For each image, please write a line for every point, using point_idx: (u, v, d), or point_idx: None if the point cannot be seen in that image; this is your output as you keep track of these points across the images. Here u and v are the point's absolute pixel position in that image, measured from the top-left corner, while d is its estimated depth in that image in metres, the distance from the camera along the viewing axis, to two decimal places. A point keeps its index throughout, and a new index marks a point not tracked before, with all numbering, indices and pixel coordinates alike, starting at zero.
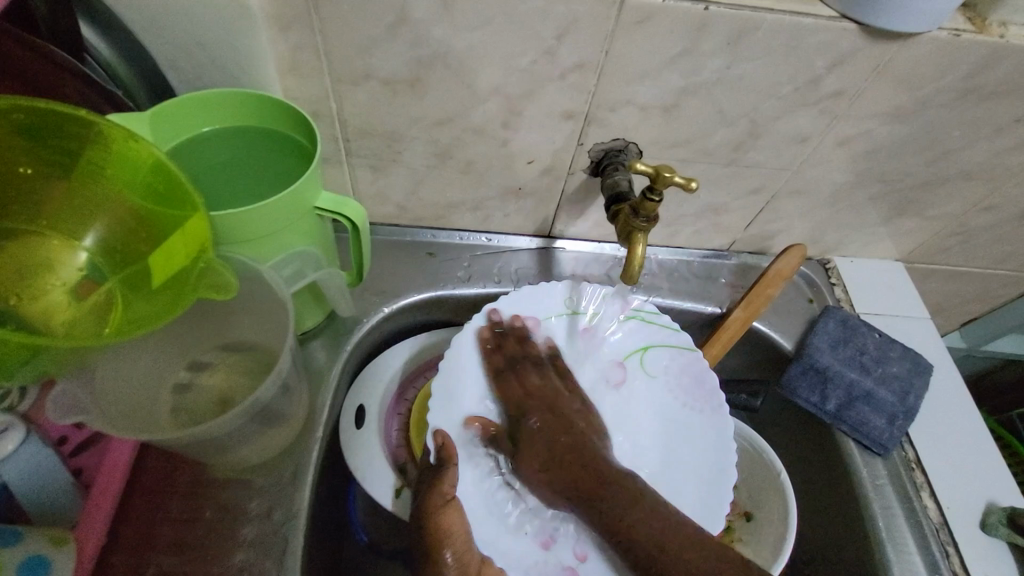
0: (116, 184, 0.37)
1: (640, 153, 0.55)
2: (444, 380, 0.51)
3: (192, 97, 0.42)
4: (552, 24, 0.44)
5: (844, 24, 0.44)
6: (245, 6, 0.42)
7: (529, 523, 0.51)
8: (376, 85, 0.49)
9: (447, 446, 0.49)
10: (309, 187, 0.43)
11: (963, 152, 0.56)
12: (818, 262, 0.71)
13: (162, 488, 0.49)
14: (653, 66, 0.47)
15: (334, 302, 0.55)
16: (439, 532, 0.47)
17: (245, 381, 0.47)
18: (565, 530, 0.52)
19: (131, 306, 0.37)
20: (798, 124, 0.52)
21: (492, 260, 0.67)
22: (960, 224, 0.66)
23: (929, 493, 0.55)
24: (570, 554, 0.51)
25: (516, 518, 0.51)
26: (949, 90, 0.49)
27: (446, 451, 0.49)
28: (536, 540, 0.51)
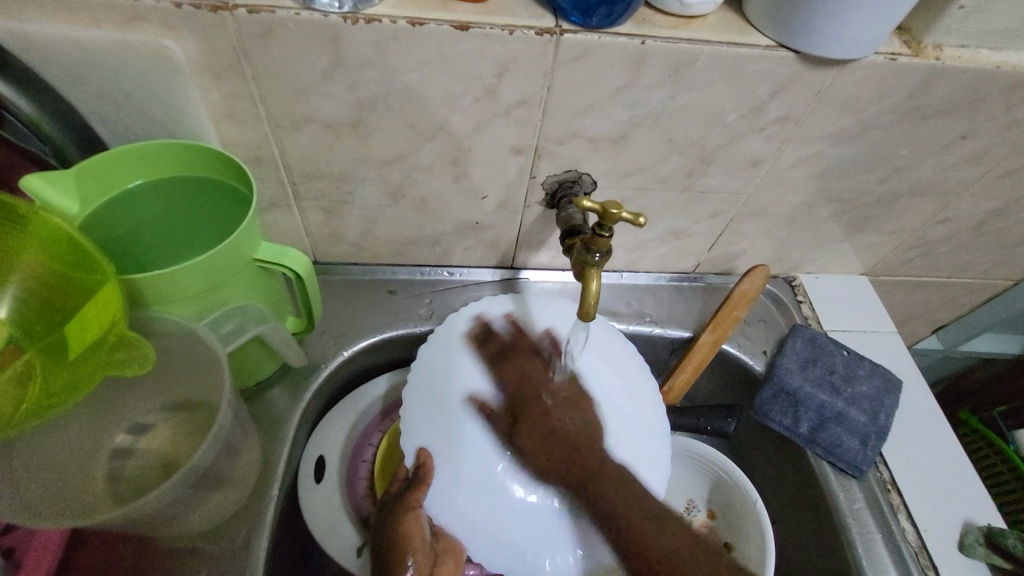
0: (27, 250, 0.35)
1: (594, 184, 0.55)
2: (440, 380, 0.50)
3: (118, 152, 0.41)
4: (491, 62, 0.44)
5: (781, 53, 0.44)
6: (173, 58, 0.41)
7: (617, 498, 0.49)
8: (318, 129, 0.48)
9: (426, 466, 0.47)
10: (245, 239, 0.41)
11: (913, 169, 0.56)
12: (783, 280, 0.71)
13: (100, 564, 0.46)
14: (598, 100, 0.47)
15: (285, 354, 0.53)
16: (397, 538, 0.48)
17: (186, 444, 0.44)
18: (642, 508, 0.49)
19: (48, 378, 0.35)
20: (749, 148, 0.52)
21: (455, 295, 0.65)
22: (919, 237, 0.66)
23: (906, 516, 0.54)
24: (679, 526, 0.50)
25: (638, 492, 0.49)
26: (894, 110, 0.50)
27: (424, 471, 0.47)
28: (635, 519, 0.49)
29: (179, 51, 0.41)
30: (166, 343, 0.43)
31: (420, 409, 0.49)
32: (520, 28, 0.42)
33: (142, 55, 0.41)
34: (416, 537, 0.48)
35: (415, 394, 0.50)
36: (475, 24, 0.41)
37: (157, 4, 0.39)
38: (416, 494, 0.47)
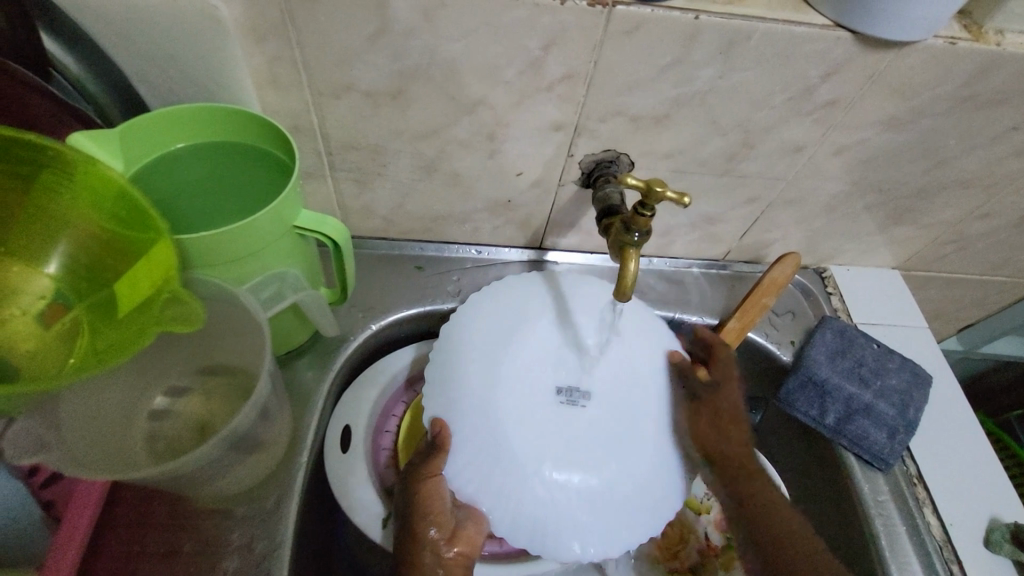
0: (77, 208, 0.35)
1: (632, 164, 0.54)
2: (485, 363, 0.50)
3: (164, 114, 0.41)
4: (538, 34, 0.43)
5: (837, 33, 0.43)
6: (219, 19, 0.41)
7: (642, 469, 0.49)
8: (358, 99, 0.47)
9: (443, 433, 0.48)
10: (288, 204, 0.41)
11: (960, 160, 0.55)
12: (814, 271, 0.70)
13: (138, 521, 0.47)
14: (644, 78, 0.46)
15: (318, 322, 0.53)
16: (420, 502, 0.48)
17: (223, 406, 0.45)
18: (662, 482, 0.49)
19: (97, 334, 0.36)
20: (792, 133, 0.51)
21: (482, 273, 0.65)
22: (957, 232, 0.65)
23: (931, 509, 0.54)
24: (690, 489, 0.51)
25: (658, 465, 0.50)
26: (947, 98, 0.48)
27: (442, 439, 0.47)
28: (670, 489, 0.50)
29: (226, 12, 0.41)
30: (207, 308, 0.43)
31: (463, 387, 0.49)
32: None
33: (189, 15, 0.40)
34: (437, 507, 0.48)
35: (448, 368, 0.50)
36: None
37: None
38: (434, 461, 0.47)
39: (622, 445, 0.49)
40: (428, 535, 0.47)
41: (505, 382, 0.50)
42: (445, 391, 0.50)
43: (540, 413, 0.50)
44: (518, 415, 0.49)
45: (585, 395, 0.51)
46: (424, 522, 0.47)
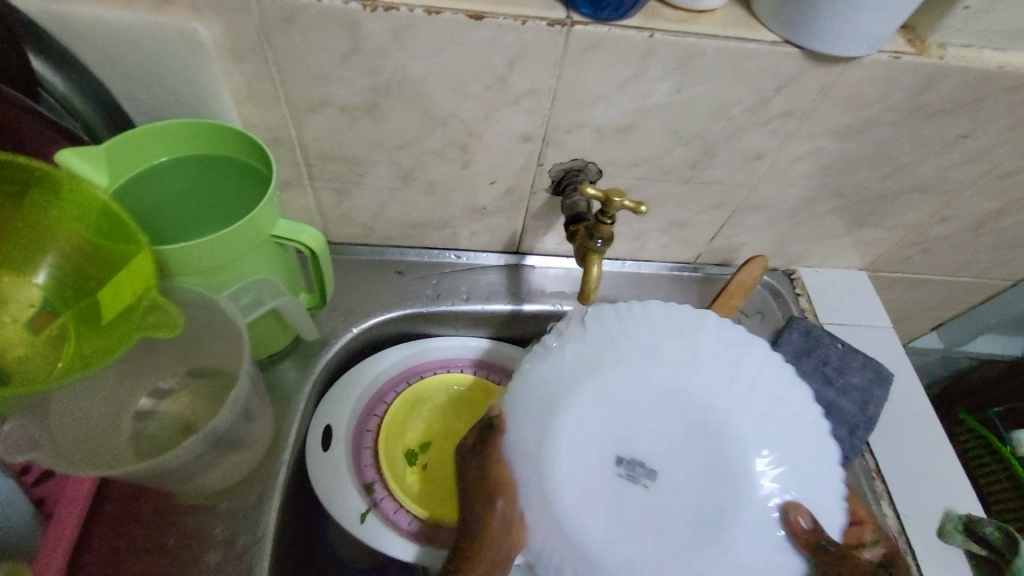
0: (62, 222, 0.38)
1: (600, 173, 0.56)
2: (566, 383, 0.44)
3: (146, 130, 0.43)
4: (503, 52, 0.45)
5: (786, 49, 0.45)
6: (198, 40, 0.43)
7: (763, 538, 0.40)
8: (334, 113, 0.50)
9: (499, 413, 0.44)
10: (264, 215, 0.43)
11: (915, 166, 0.57)
12: (783, 272, 0.72)
13: (125, 518, 0.49)
14: (606, 91, 0.48)
15: (298, 326, 0.55)
16: (482, 483, 0.43)
17: (205, 408, 0.47)
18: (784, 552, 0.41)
19: (81, 341, 0.38)
20: (752, 142, 0.54)
21: (461, 278, 0.67)
22: (919, 235, 0.67)
23: (888, 502, 0.57)
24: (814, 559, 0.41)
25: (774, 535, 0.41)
26: (896, 108, 0.51)
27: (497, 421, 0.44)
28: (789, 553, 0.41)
29: (205, 33, 0.43)
30: (188, 314, 0.46)
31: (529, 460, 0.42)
32: (533, 18, 0.43)
33: (170, 36, 0.43)
34: (501, 482, 0.43)
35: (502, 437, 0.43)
36: (490, 14, 0.43)
37: None
38: (494, 442, 0.43)
39: (727, 523, 0.41)
40: (494, 511, 0.42)
41: (586, 415, 0.43)
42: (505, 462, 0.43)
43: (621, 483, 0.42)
44: (602, 447, 0.43)
45: (648, 472, 0.42)
46: (482, 487, 0.42)
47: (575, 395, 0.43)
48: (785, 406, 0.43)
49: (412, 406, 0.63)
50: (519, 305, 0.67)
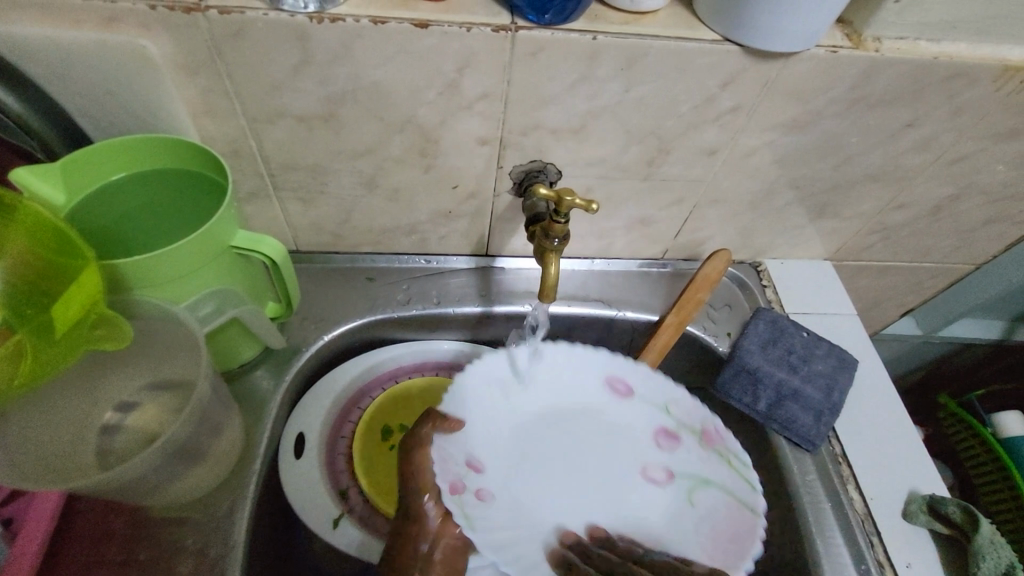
0: (12, 238, 0.38)
1: (559, 173, 0.57)
2: (496, 407, 0.54)
3: (102, 146, 0.44)
4: (452, 58, 0.46)
5: (727, 47, 0.47)
6: (149, 56, 0.44)
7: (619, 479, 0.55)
8: (291, 123, 0.50)
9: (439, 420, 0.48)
10: (222, 226, 0.44)
11: (865, 156, 0.59)
12: (750, 265, 0.73)
13: (96, 532, 0.50)
14: (557, 93, 0.49)
15: (266, 336, 0.56)
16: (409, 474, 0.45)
17: (171, 419, 0.47)
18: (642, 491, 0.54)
19: (41, 355, 0.39)
20: (704, 138, 0.55)
21: (432, 281, 0.68)
22: (879, 223, 0.69)
23: (854, 486, 0.58)
24: (661, 477, 0.54)
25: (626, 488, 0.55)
26: (840, 100, 0.52)
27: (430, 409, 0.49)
28: (654, 483, 0.54)
29: (156, 50, 0.44)
30: (149, 326, 0.46)
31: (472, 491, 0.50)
32: (477, 25, 0.44)
33: (121, 54, 0.43)
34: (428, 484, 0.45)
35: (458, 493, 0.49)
36: (435, 22, 0.44)
37: (133, 7, 0.41)
38: (417, 432, 0.47)
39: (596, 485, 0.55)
40: (423, 503, 0.45)
41: (529, 467, 0.55)
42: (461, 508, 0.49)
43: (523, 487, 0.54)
44: (546, 481, 0.54)
45: (513, 479, 0.53)
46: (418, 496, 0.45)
47: (493, 451, 0.53)
48: (642, 421, 0.56)
49: (401, 399, 0.63)
50: (490, 306, 0.67)
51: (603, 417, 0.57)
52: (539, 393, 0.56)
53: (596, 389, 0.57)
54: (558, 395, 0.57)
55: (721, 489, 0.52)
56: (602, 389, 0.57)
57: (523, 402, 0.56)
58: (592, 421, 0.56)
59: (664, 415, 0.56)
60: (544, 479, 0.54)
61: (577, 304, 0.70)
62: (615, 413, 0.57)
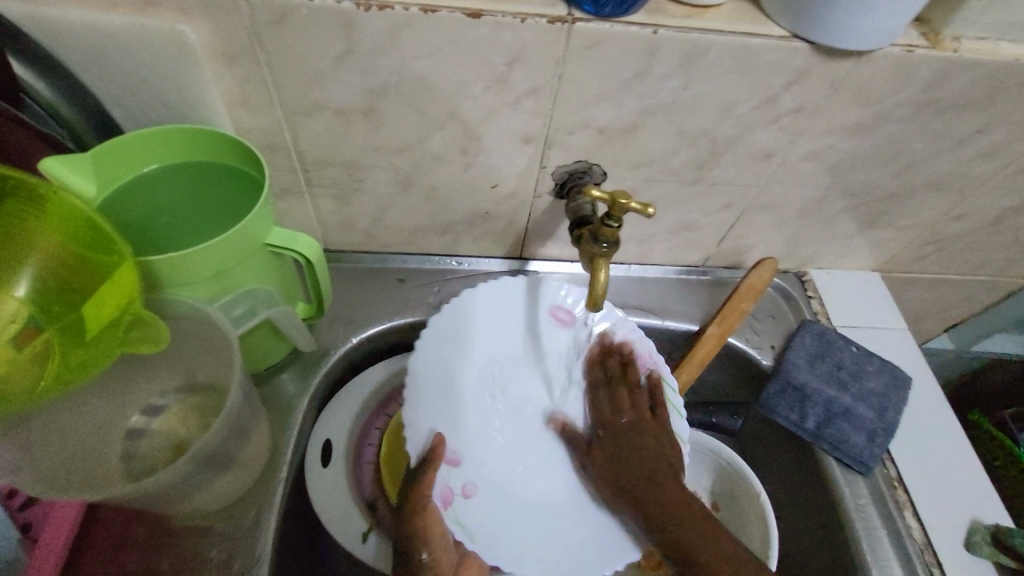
0: (45, 233, 0.36)
1: (605, 175, 0.55)
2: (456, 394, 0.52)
3: (135, 136, 0.42)
4: (503, 51, 0.44)
5: (795, 43, 0.44)
6: (187, 43, 0.42)
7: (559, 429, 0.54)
8: (330, 116, 0.48)
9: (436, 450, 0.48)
10: (258, 223, 0.42)
11: (929, 163, 0.55)
12: (794, 274, 0.70)
13: (117, 539, 0.48)
14: (610, 90, 0.47)
15: (295, 338, 0.54)
16: (421, 533, 0.47)
17: (199, 424, 0.45)
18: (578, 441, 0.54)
19: (67, 356, 0.36)
20: (760, 141, 0.52)
21: (464, 284, 0.65)
22: (934, 233, 0.66)
23: (912, 512, 0.54)
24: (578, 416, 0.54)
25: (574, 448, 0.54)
26: (909, 103, 0.49)
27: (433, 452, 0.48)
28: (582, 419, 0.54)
29: (195, 36, 0.41)
30: (178, 326, 0.44)
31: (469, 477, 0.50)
32: (533, 16, 0.42)
33: (158, 40, 0.41)
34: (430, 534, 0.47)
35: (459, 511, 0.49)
36: (487, 12, 0.41)
37: None
38: (424, 479, 0.47)
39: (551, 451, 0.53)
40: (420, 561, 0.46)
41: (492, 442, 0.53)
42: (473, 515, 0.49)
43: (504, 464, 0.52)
44: (513, 441, 0.53)
45: (492, 469, 0.52)
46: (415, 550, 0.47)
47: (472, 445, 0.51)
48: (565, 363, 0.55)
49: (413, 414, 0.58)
50: None
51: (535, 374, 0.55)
52: (494, 372, 0.54)
53: (490, 355, 0.54)
54: (495, 370, 0.54)
55: (663, 428, 0.52)
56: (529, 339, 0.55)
57: (463, 381, 0.53)
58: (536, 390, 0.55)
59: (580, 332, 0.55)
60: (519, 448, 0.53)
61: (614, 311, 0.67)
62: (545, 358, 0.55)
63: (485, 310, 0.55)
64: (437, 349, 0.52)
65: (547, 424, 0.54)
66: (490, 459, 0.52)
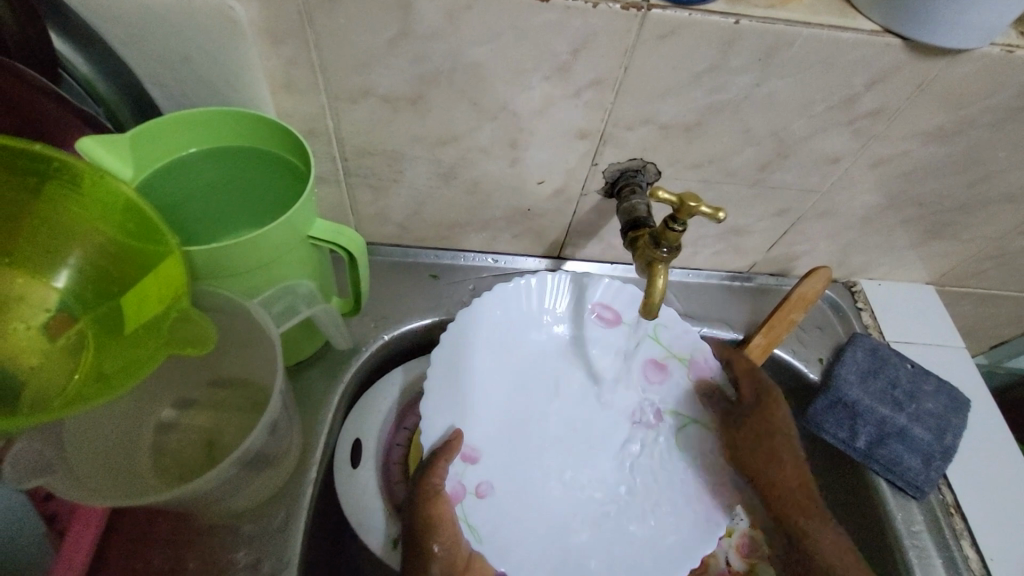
0: (85, 219, 0.34)
1: (659, 174, 0.52)
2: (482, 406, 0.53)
3: (174, 118, 0.39)
4: (568, 38, 0.41)
5: (887, 40, 0.40)
6: (234, 20, 0.39)
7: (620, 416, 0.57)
8: (375, 103, 0.45)
9: (454, 441, 0.49)
10: (302, 215, 0.39)
11: (1007, 174, 0.52)
12: (843, 285, 0.67)
13: (141, 537, 0.46)
14: (677, 84, 0.44)
15: (329, 333, 0.52)
16: (430, 524, 0.46)
17: (232, 424, 0.43)
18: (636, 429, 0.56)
19: (101, 350, 0.34)
20: (831, 144, 0.49)
21: (499, 283, 0.63)
22: (997, 248, 0.62)
23: (970, 541, 0.52)
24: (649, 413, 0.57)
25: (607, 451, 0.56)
26: (999, 109, 0.45)
27: (451, 444, 0.49)
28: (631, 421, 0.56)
29: (242, 12, 0.39)
30: (217, 321, 0.42)
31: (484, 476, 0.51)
32: (606, 1, 0.39)
33: (204, 15, 0.39)
34: (443, 523, 0.46)
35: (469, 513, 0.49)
36: None
37: None
38: (437, 470, 0.48)
39: (584, 451, 0.55)
40: (433, 554, 0.45)
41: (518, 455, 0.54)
42: (478, 518, 0.49)
43: (536, 467, 0.54)
44: (541, 438, 0.55)
45: (519, 464, 0.54)
46: (424, 542, 0.45)
47: (487, 445, 0.53)
48: (618, 362, 0.57)
49: None
50: None
51: (563, 371, 0.57)
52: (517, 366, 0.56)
53: (513, 351, 0.56)
54: (516, 366, 0.56)
55: (698, 418, 0.56)
56: (568, 338, 0.58)
57: (484, 382, 0.54)
58: (568, 389, 0.57)
59: (625, 328, 0.57)
60: (542, 446, 0.55)
61: None
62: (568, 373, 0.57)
63: (506, 308, 0.56)
64: (453, 363, 0.52)
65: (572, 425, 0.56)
66: (529, 462, 0.54)
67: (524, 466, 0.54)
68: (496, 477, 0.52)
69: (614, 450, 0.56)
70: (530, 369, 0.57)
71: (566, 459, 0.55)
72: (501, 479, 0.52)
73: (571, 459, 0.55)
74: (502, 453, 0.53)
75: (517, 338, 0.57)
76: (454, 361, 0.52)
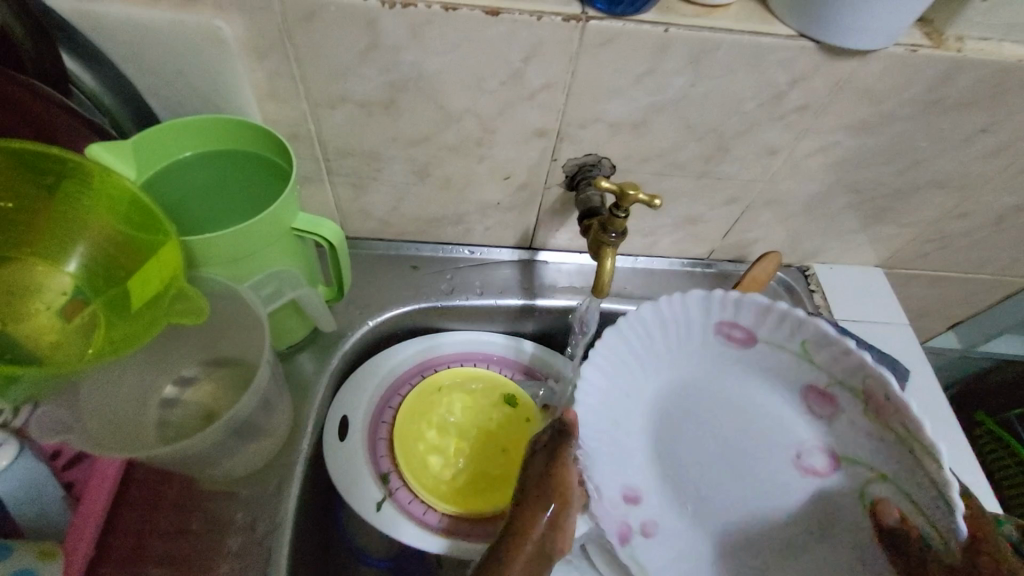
0: (94, 213, 0.40)
1: (614, 168, 0.57)
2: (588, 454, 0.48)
3: (172, 125, 0.44)
4: (519, 47, 0.46)
5: (802, 42, 0.45)
6: (223, 38, 0.44)
7: (775, 452, 0.49)
8: (352, 108, 0.51)
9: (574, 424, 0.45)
10: (285, 208, 0.44)
11: (933, 161, 0.57)
12: (797, 269, 0.72)
13: (150, 502, 0.51)
14: (620, 86, 0.49)
15: (316, 318, 0.57)
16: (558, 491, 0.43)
17: (226, 397, 0.48)
18: (782, 449, 0.49)
19: (112, 327, 0.40)
20: (766, 137, 0.54)
21: (475, 272, 0.68)
22: (937, 231, 0.67)
23: None
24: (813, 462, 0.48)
25: (769, 468, 0.49)
26: (914, 102, 0.50)
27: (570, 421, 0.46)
28: (795, 463, 0.49)
29: (229, 31, 0.44)
30: (212, 304, 0.47)
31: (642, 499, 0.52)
32: (549, 14, 0.44)
33: (196, 34, 0.44)
34: (566, 486, 0.43)
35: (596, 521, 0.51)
36: (505, 10, 0.43)
37: None
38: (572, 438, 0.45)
39: (724, 474, 0.51)
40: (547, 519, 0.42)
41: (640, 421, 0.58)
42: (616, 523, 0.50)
43: (699, 503, 0.51)
44: (711, 463, 0.51)
45: (664, 492, 0.52)
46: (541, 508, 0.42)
47: (636, 473, 0.52)
48: (756, 370, 0.49)
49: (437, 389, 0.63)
50: (533, 299, 0.67)
51: (692, 379, 0.51)
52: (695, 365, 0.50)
53: (685, 356, 0.50)
54: (685, 361, 0.50)
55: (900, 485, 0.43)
56: (709, 345, 0.49)
57: (644, 398, 0.52)
58: (680, 404, 0.51)
59: (763, 341, 0.47)
60: (706, 468, 0.51)
61: (619, 301, 0.69)
62: (728, 380, 0.50)
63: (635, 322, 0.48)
64: (588, 394, 0.48)
65: (717, 446, 0.50)
66: (686, 485, 0.52)
67: (667, 491, 0.52)
68: (649, 500, 0.52)
69: (773, 471, 0.49)
70: (682, 373, 0.51)
71: (728, 482, 0.51)
72: (670, 501, 0.52)
73: (738, 482, 0.50)
74: (650, 480, 0.52)
75: (678, 338, 0.49)
76: (589, 385, 0.48)
